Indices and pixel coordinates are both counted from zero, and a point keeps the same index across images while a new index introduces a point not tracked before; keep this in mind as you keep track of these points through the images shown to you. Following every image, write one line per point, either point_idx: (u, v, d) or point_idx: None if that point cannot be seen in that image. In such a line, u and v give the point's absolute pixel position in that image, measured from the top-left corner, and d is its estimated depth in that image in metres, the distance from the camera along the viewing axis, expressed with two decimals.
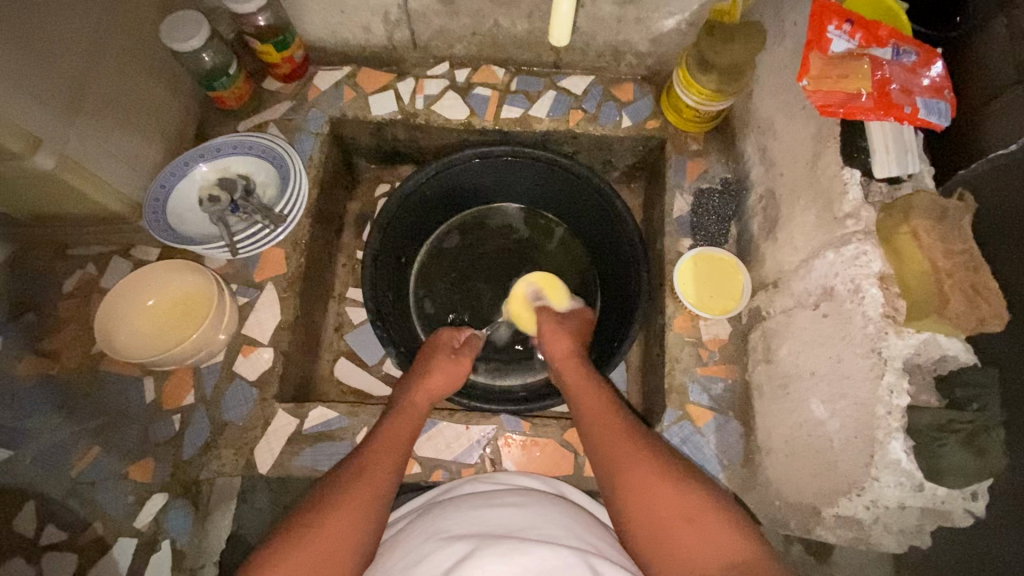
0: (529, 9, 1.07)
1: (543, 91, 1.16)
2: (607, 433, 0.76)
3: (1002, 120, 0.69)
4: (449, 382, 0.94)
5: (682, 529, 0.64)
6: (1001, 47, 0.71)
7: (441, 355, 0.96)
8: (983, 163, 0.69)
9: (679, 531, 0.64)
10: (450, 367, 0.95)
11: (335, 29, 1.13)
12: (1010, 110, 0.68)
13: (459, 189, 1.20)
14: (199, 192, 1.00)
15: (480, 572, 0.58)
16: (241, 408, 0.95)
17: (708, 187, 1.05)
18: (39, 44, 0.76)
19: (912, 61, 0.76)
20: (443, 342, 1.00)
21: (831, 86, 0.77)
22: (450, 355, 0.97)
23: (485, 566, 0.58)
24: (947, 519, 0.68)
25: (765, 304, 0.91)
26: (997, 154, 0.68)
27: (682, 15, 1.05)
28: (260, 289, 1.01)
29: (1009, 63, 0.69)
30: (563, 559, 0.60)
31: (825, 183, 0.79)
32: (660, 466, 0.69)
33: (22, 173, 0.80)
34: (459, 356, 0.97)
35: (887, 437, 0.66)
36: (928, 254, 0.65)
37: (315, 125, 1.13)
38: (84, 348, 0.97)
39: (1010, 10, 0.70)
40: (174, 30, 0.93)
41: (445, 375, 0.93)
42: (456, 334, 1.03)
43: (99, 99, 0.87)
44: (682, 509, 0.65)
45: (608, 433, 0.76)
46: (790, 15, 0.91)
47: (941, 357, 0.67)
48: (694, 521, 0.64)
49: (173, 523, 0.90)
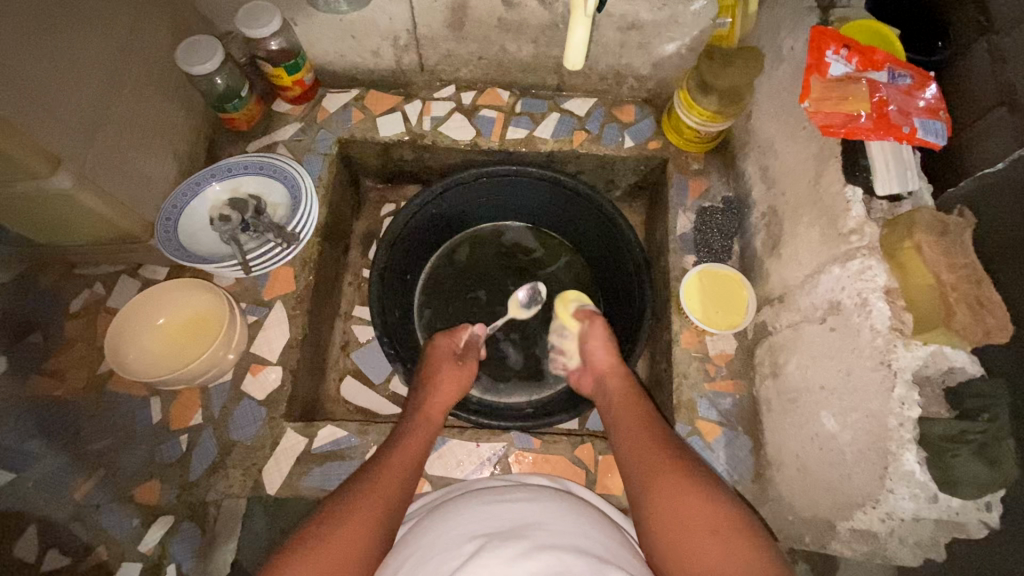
0: (535, 35, 1.11)
1: (548, 113, 1.19)
2: (640, 450, 0.76)
3: (989, 140, 0.73)
4: (458, 392, 0.94)
5: (693, 536, 0.64)
6: (984, 69, 0.75)
7: (446, 364, 0.96)
8: (972, 183, 0.74)
9: (690, 538, 0.64)
10: (457, 376, 0.95)
11: (344, 53, 1.16)
12: (996, 131, 0.72)
13: (465, 208, 1.22)
14: (210, 211, 1.02)
15: (486, 571, 0.58)
16: (249, 427, 0.94)
17: (710, 206, 1.07)
18: (60, 68, 0.78)
19: (907, 84, 0.80)
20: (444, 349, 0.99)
21: (833, 107, 0.81)
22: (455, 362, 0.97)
23: (491, 566, 0.58)
24: (963, 531, 0.68)
25: (771, 319, 0.92)
26: (986, 173, 0.72)
27: (682, 40, 1.09)
28: (269, 308, 1.01)
29: (993, 85, 0.73)
30: (572, 564, 0.59)
31: (828, 201, 0.81)
32: (680, 478, 0.70)
33: (39, 194, 0.81)
34: (464, 364, 0.97)
35: (901, 449, 0.67)
36: (932, 268, 0.68)
37: (324, 145, 1.14)
38: (91, 368, 0.96)
39: (991, 36, 0.74)
40: (189, 54, 0.95)
41: (452, 382, 0.94)
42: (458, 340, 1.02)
43: (114, 120, 0.89)
44: (695, 520, 0.65)
45: (636, 445, 0.77)
46: (788, 40, 0.95)
47: (949, 368, 0.68)
48: (706, 528, 0.64)
49: (179, 547, 0.88)
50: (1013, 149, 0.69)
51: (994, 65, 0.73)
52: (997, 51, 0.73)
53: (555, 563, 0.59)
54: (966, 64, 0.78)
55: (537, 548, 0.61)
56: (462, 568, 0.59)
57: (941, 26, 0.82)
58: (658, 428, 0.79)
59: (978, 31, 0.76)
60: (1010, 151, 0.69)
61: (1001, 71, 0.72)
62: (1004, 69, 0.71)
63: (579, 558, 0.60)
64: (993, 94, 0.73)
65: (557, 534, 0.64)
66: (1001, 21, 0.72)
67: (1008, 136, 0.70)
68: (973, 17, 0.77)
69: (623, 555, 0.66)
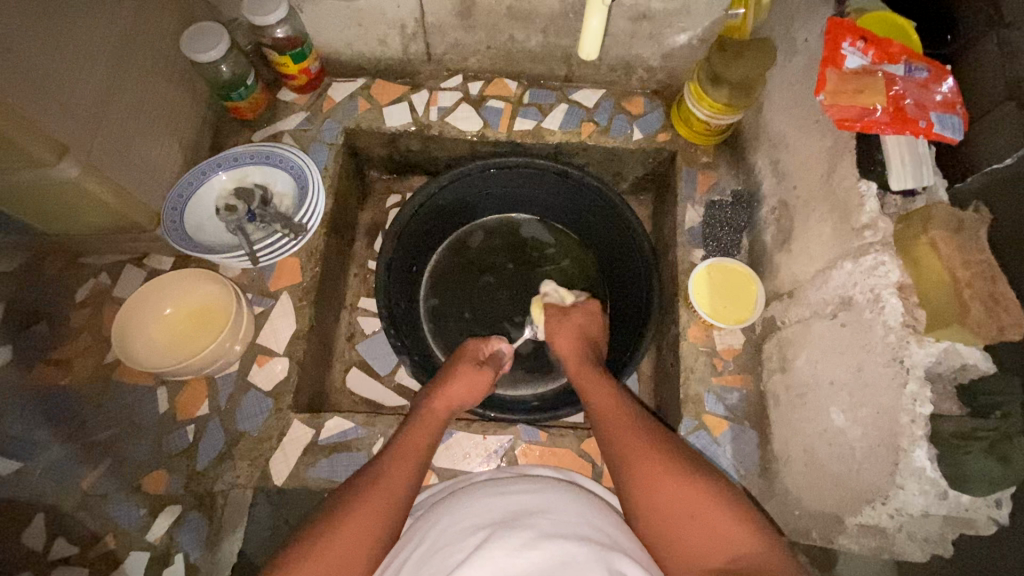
0: (544, 24, 1.09)
1: (555, 104, 1.18)
2: (623, 444, 0.74)
3: (995, 136, 0.72)
4: (473, 393, 0.92)
5: (685, 524, 0.64)
6: (994, 63, 0.74)
7: (466, 364, 0.94)
8: (980, 177, 0.73)
9: (679, 524, 0.64)
10: (476, 376, 0.92)
11: (351, 42, 1.14)
12: (1003, 126, 0.71)
13: (471, 200, 1.21)
14: (216, 201, 1.01)
15: (492, 562, 0.58)
16: (256, 418, 0.94)
17: (719, 199, 1.07)
18: (65, 55, 0.77)
19: (924, 77, 0.79)
20: (469, 352, 0.98)
21: (849, 100, 0.80)
22: (476, 364, 0.95)
23: (496, 558, 0.58)
24: (971, 527, 0.69)
25: (779, 314, 0.92)
26: (993, 167, 0.71)
27: (693, 31, 1.07)
28: (275, 298, 1.01)
29: (1002, 78, 0.72)
30: (579, 552, 0.59)
31: (840, 196, 0.81)
32: (661, 461, 0.69)
33: (45, 183, 0.80)
34: (486, 368, 0.95)
35: (912, 446, 0.67)
36: (948, 264, 0.67)
37: (329, 135, 1.13)
38: (98, 358, 0.96)
39: (1000, 29, 0.73)
40: (194, 40, 0.94)
41: (468, 385, 0.91)
42: (484, 345, 1.00)
43: (120, 108, 0.88)
44: (683, 508, 0.65)
45: (614, 429, 0.77)
46: (802, 32, 0.94)
47: (961, 365, 0.68)
48: (695, 515, 0.64)
49: (186, 537, 0.89)
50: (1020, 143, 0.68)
51: (1003, 58, 0.72)
52: (1005, 45, 0.72)
53: (561, 551, 0.59)
54: (973, 57, 0.77)
55: (542, 538, 0.60)
56: (467, 560, 0.59)
57: (949, 19, 0.82)
58: (637, 416, 0.78)
59: (988, 24, 0.75)
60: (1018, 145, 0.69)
61: (1010, 65, 0.71)
62: (1014, 64, 0.71)
63: (585, 546, 0.60)
64: (1000, 88, 0.72)
65: (564, 524, 0.64)
66: (1011, 14, 0.71)
67: (1014, 130, 0.69)
68: (983, 10, 0.76)
69: (629, 544, 0.65)
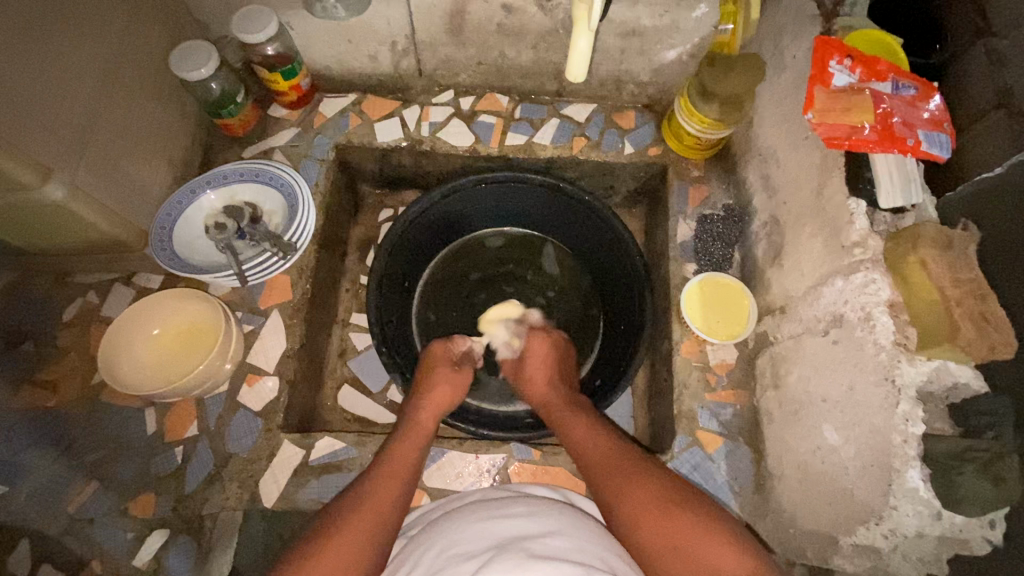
0: (534, 40, 1.09)
1: (547, 118, 1.18)
2: (616, 473, 0.73)
3: (985, 146, 0.72)
4: (456, 395, 0.95)
5: (678, 553, 0.64)
6: (983, 72, 0.74)
7: (445, 369, 0.97)
8: (970, 185, 0.72)
9: (667, 553, 0.64)
10: (457, 381, 0.96)
11: (342, 58, 1.14)
12: (993, 135, 0.71)
13: (462, 215, 1.21)
14: (206, 219, 1.01)
15: None
16: (244, 439, 0.93)
17: (710, 214, 1.06)
18: (51, 79, 0.77)
19: (911, 95, 0.80)
20: (444, 357, 1.00)
21: (836, 119, 0.82)
22: (455, 368, 0.98)
23: None
24: (965, 547, 0.67)
25: (772, 329, 0.92)
26: (983, 176, 0.71)
27: (683, 47, 1.08)
28: (265, 316, 1.00)
29: (990, 88, 0.72)
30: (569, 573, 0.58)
31: (830, 213, 0.81)
32: (649, 485, 0.71)
33: (29, 205, 0.79)
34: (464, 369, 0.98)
35: (905, 466, 0.67)
36: (937, 283, 0.68)
37: (320, 151, 1.13)
38: (84, 379, 0.95)
39: (989, 38, 0.73)
40: (185, 59, 0.94)
41: (452, 390, 0.94)
42: (455, 347, 1.03)
43: (108, 129, 0.87)
44: (667, 531, 0.66)
45: (602, 460, 0.77)
46: (790, 48, 0.94)
47: (952, 384, 0.69)
48: (683, 544, 0.64)
49: (174, 561, 0.87)
50: (1008, 154, 0.68)
51: (992, 67, 0.72)
52: (993, 53, 0.72)
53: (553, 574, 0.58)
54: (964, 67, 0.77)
55: (534, 560, 0.59)
56: None
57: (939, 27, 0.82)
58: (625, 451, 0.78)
59: (977, 33, 0.75)
60: (1008, 155, 0.68)
61: (998, 75, 0.71)
62: (999, 73, 0.71)
63: (578, 569, 0.59)
64: (990, 96, 0.72)
65: (554, 545, 0.62)
66: (999, 24, 0.72)
67: (1003, 138, 0.69)
68: (972, 20, 0.76)
69: (618, 563, 0.65)
